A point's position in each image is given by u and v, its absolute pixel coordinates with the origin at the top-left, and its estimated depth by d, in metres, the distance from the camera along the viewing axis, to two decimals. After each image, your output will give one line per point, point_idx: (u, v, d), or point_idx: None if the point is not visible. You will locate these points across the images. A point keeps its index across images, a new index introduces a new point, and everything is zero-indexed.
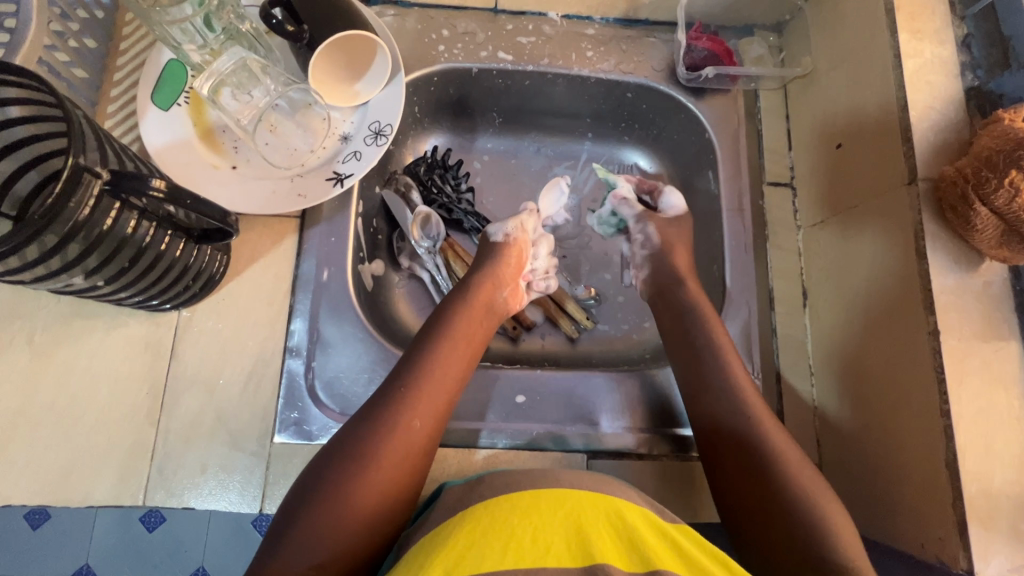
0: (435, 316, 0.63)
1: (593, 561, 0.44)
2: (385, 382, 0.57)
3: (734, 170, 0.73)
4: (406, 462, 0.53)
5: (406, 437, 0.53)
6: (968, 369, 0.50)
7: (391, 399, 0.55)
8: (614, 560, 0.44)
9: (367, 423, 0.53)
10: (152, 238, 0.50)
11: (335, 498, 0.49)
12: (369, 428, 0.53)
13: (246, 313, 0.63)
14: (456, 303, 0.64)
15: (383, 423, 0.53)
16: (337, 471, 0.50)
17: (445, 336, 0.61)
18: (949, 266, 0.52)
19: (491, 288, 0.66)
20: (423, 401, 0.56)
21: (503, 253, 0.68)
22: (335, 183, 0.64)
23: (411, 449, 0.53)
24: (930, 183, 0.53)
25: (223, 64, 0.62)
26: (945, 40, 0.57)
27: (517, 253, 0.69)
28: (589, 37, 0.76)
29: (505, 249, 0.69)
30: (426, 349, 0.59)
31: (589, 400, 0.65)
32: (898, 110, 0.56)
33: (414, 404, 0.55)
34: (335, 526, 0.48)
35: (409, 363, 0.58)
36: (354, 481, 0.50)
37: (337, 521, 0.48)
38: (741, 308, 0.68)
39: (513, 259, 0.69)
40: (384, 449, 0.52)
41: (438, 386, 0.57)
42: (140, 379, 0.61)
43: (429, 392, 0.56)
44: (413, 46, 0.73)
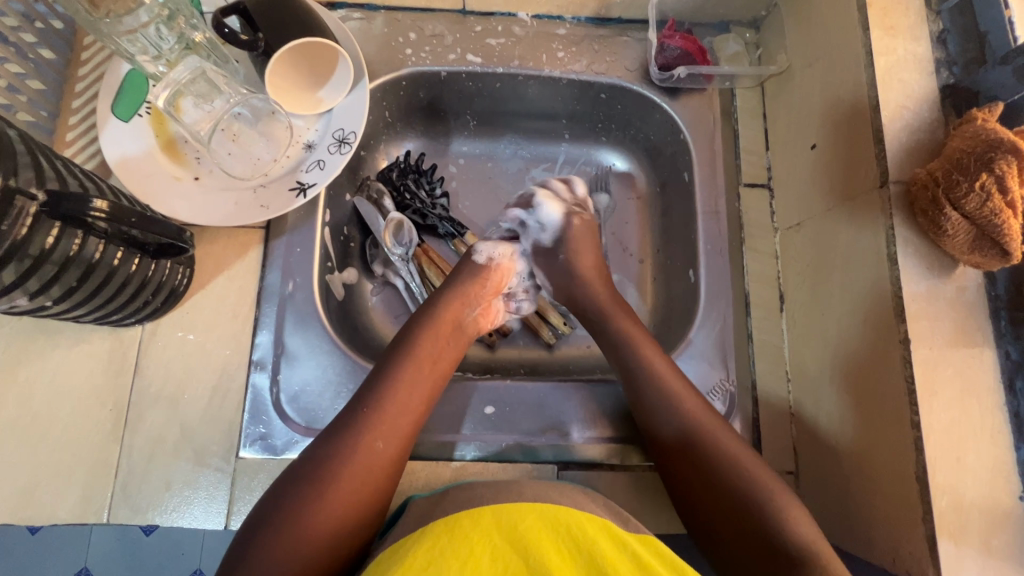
0: (403, 334, 0.62)
1: None
2: (350, 403, 0.56)
3: (710, 171, 0.71)
4: (366, 483, 0.52)
5: (367, 458, 0.53)
6: (939, 379, 0.48)
7: (353, 419, 0.54)
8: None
9: (329, 445, 0.53)
10: (103, 255, 0.49)
11: (292, 522, 0.48)
12: (329, 449, 0.52)
13: (210, 326, 0.63)
14: (425, 321, 0.63)
15: (344, 443, 0.53)
16: (295, 494, 0.50)
17: (411, 355, 0.60)
18: (921, 272, 0.50)
19: (462, 307, 0.66)
20: (387, 423, 0.55)
21: (477, 273, 0.68)
22: (298, 193, 0.63)
23: (372, 470, 0.52)
24: (902, 186, 0.52)
25: (181, 74, 0.62)
26: (920, 36, 0.55)
27: (496, 276, 0.69)
28: (560, 37, 0.74)
29: (483, 270, 0.69)
30: (391, 369, 0.58)
31: (561, 410, 0.64)
32: (870, 110, 0.54)
33: (377, 426, 0.54)
34: (294, 550, 0.47)
35: (374, 383, 0.57)
36: (313, 504, 0.49)
37: (293, 544, 0.47)
38: (716, 313, 0.67)
39: (488, 280, 0.68)
40: (344, 471, 0.51)
41: (400, 407, 0.56)
42: (104, 395, 0.60)
43: (392, 413, 0.55)
44: (379, 50, 0.72)
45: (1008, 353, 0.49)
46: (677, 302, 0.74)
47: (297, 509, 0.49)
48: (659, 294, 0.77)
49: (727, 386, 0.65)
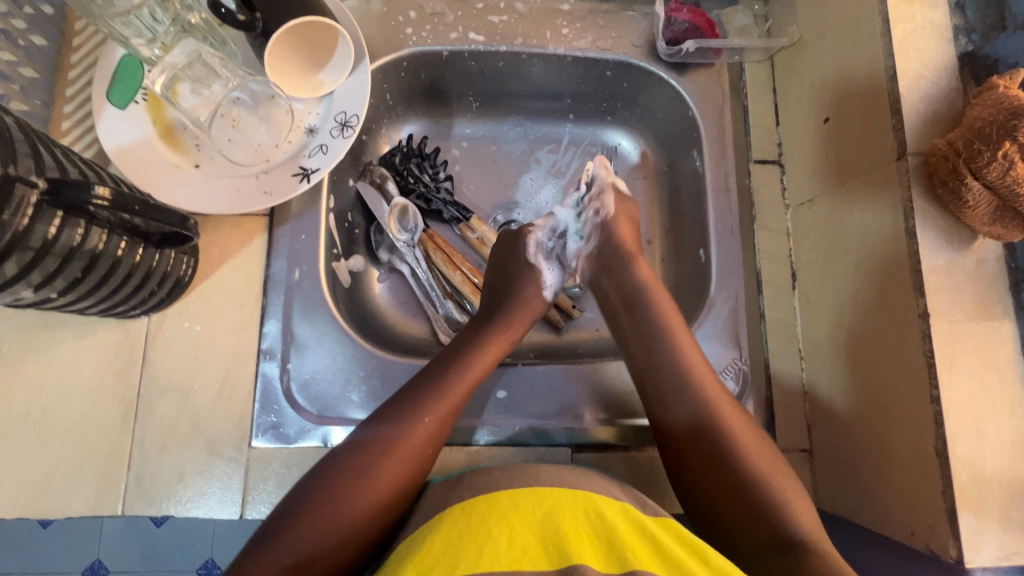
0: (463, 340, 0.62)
1: (569, 563, 0.42)
2: (406, 399, 0.55)
3: (719, 148, 0.70)
4: (409, 482, 0.52)
5: (413, 459, 0.52)
6: (959, 353, 0.48)
7: (410, 417, 0.54)
8: (592, 559, 0.43)
9: (379, 441, 0.52)
10: (106, 245, 0.48)
11: (327, 507, 0.48)
12: (379, 444, 0.52)
13: (218, 316, 0.62)
14: (485, 330, 0.63)
15: (396, 440, 0.52)
16: (335, 483, 0.49)
17: (470, 364, 0.59)
18: (940, 245, 0.49)
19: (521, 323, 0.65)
20: (439, 428, 0.55)
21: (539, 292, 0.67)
22: (301, 179, 0.62)
23: (416, 470, 0.52)
24: (920, 158, 0.50)
25: (177, 58, 0.60)
26: (937, 2, 0.53)
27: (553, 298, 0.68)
28: (564, 13, 0.72)
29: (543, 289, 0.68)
30: (449, 373, 0.58)
31: (574, 392, 0.64)
32: (887, 81, 0.53)
33: (430, 431, 0.54)
34: (332, 533, 0.47)
35: (434, 384, 0.56)
36: (353, 495, 0.49)
37: (323, 532, 0.47)
38: (728, 293, 0.66)
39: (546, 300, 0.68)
40: (392, 467, 0.51)
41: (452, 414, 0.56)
42: (113, 388, 0.60)
43: (446, 418, 0.56)
44: (379, 30, 0.70)
45: None
46: (687, 282, 0.73)
47: (337, 496, 0.49)
48: (668, 274, 0.76)
49: (740, 365, 0.64)
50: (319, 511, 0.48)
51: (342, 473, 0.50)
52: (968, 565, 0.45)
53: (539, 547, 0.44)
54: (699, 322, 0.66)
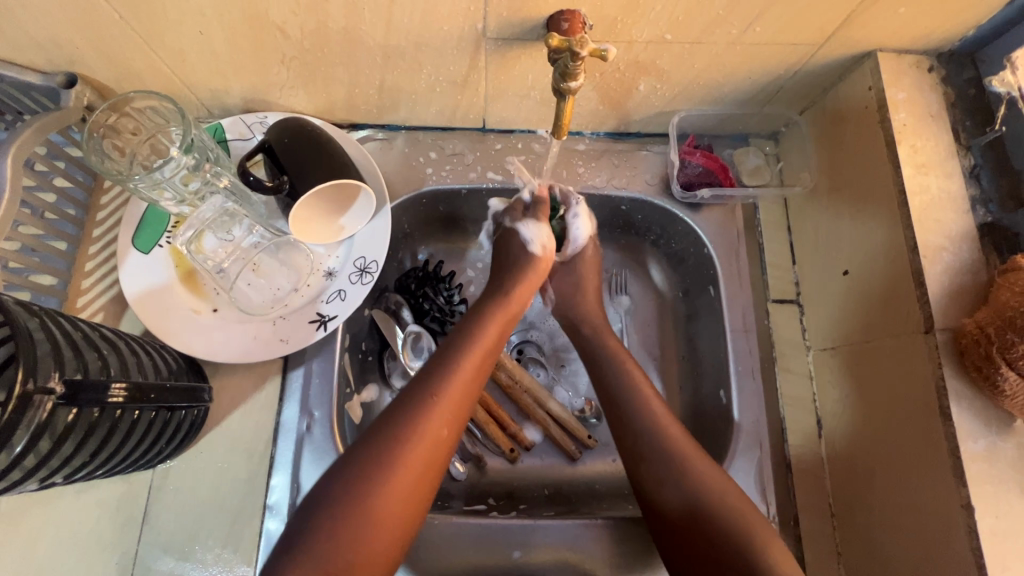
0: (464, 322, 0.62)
1: None
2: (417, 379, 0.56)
3: (736, 287, 0.70)
4: (433, 462, 0.52)
5: (434, 447, 0.52)
6: (1010, 551, 0.45)
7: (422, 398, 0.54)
8: None
9: (395, 423, 0.52)
10: (118, 425, 0.47)
11: (356, 502, 0.48)
12: (396, 434, 0.51)
13: (224, 466, 0.60)
14: (484, 314, 0.63)
15: (411, 423, 0.52)
16: (360, 473, 0.49)
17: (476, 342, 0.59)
18: (979, 430, 0.47)
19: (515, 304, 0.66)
20: (453, 406, 0.54)
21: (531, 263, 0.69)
22: (318, 326, 0.62)
23: (438, 452, 0.52)
24: (949, 334, 0.49)
25: (206, 213, 0.63)
26: (952, 172, 0.54)
27: (544, 265, 0.70)
28: (580, 153, 0.74)
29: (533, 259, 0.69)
30: (459, 353, 0.58)
31: (592, 554, 0.61)
32: (908, 251, 0.53)
33: (445, 409, 0.54)
34: (364, 526, 0.47)
35: (440, 362, 0.57)
36: (377, 486, 0.49)
37: (362, 523, 0.47)
38: (751, 443, 0.64)
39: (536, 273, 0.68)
40: (415, 449, 0.51)
41: (462, 389, 0.56)
42: (110, 547, 0.57)
43: (460, 395, 0.55)
44: (400, 169, 0.72)
45: None
46: (707, 422, 0.71)
47: (366, 488, 0.48)
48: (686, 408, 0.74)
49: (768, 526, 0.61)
50: (355, 505, 0.48)
51: (367, 463, 0.49)
52: None
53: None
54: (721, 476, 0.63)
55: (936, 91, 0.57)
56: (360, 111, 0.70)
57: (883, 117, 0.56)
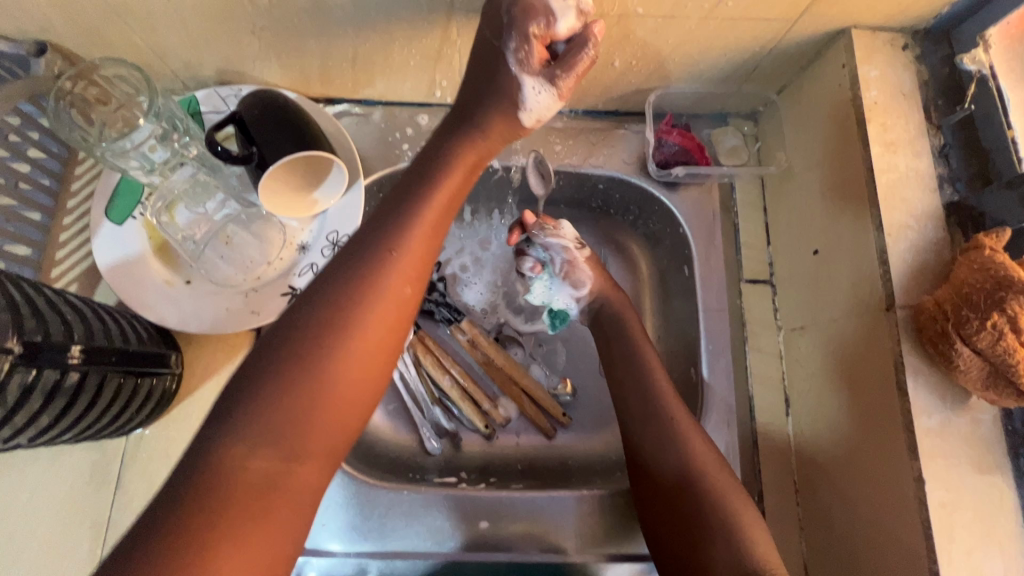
0: (389, 212, 0.50)
1: None
2: (326, 283, 0.46)
3: (710, 267, 0.70)
4: (348, 395, 0.44)
5: (348, 379, 0.44)
6: (957, 523, 0.46)
7: (331, 313, 0.44)
8: None
9: (295, 346, 0.42)
10: (85, 386, 0.47)
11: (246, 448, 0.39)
12: (305, 373, 0.42)
13: (197, 435, 0.61)
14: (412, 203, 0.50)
15: (317, 346, 0.43)
16: (253, 412, 0.40)
17: (400, 248, 0.48)
18: (934, 405, 0.48)
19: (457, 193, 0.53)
20: (375, 329, 0.45)
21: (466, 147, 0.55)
22: (289, 299, 0.62)
23: (357, 384, 0.44)
24: (908, 311, 0.50)
25: (177, 184, 0.64)
26: (921, 151, 0.54)
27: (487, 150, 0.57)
28: (557, 130, 0.74)
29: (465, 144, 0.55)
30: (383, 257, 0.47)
31: (558, 525, 0.62)
32: (873, 229, 0.53)
33: (365, 332, 0.45)
34: (261, 480, 0.39)
35: (357, 264, 0.46)
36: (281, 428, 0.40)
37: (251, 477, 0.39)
38: (718, 418, 0.65)
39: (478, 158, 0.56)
40: (324, 382, 0.42)
41: (381, 302, 0.46)
42: (83, 512, 0.58)
43: (379, 312, 0.45)
44: (376, 145, 0.72)
45: None
46: None
47: (264, 433, 0.40)
48: None
49: None
50: (246, 459, 0.39)
51: (264, 403, 0.40)
52: None
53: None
54: None
55: (909, 70, 0.57)
56: (335, 85, 0.69)
57: (855, 95, 0.56)
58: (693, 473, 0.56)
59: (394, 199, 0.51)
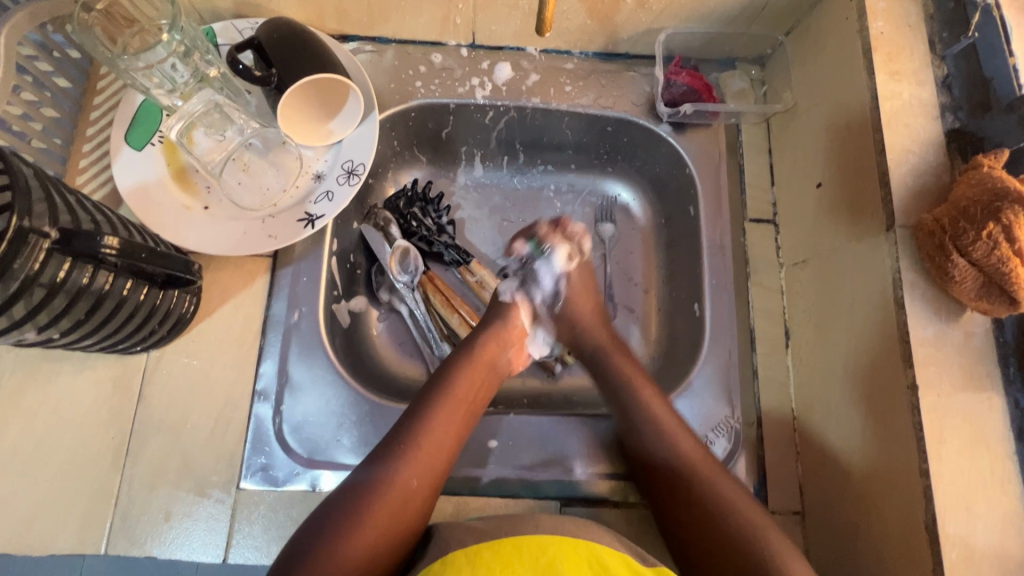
0: (438, 375, 0.62)
1: None
2: (388, 438, 0.56)
3: (715, 206, 0.72)
4: (404, 514, 0.53)
5: (406, 499, 0.54)
6: (948, 426, 0.48)
7: (392, 458, 0.55)
8: None
9: (368, 484, 0.53)
10: (112, 287, 0.50)
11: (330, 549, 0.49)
12: (383, 468, 0.54)
13: (215, 354, 0.63)
14: (461, 363, 0.63)
15: (381, 485, 0.53)
16: (335, 533, 0.50)
17: (445, 405, 0.59)
18: (929, 317, 0.50)
19: (499, 348, 0.66)
20: (426, 463, 0.56)
21: (506, 314, 0.67)
22: (306, 224, 0.63)
23: (407, 511, 0.53)
24: (908, 231, 0.52)
25: (194, 107, 0.63)
26: (925, 80, 0.55)
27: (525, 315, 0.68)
28: (568, 72, 0.75)
29: (511, 309, 0.67)
30: (435, 402, 0.59)
31: (565, 446, 0.64)
32: (876, 154, 0.54)
33: (417, 466, 0.55)
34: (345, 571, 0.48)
35: (414, 423, 0.57)
36: (350, 539, 0.50)
37: (340, 550, 0.49)
38: (720, 348, 0.67)
39: (519, 320, 0.67)
40: (382, 506, 0.52)
41: (431, 445, 0.57)
42: (105, 424, 0.60)
43: (430, 449, 0.56)
44: (389, 82, 0.73)
45: (1018, 400, 0.49)
46: (681, 337, 0.73)
47: (342, 537, 0.49)
48: (663, 326, 0.77)
49: (732, 424, 0.64)
50: (336, 539, 0.49)
51: (340, 540, 0.49)
52: None
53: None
54: (692, 379, 0.66)
55: (916, 2, 0.58)
56: (350, 19, 0.70)
57: (861, 26, 0.58)
58: (691, 460, 0.58)
59: (442, 367, 0.63)
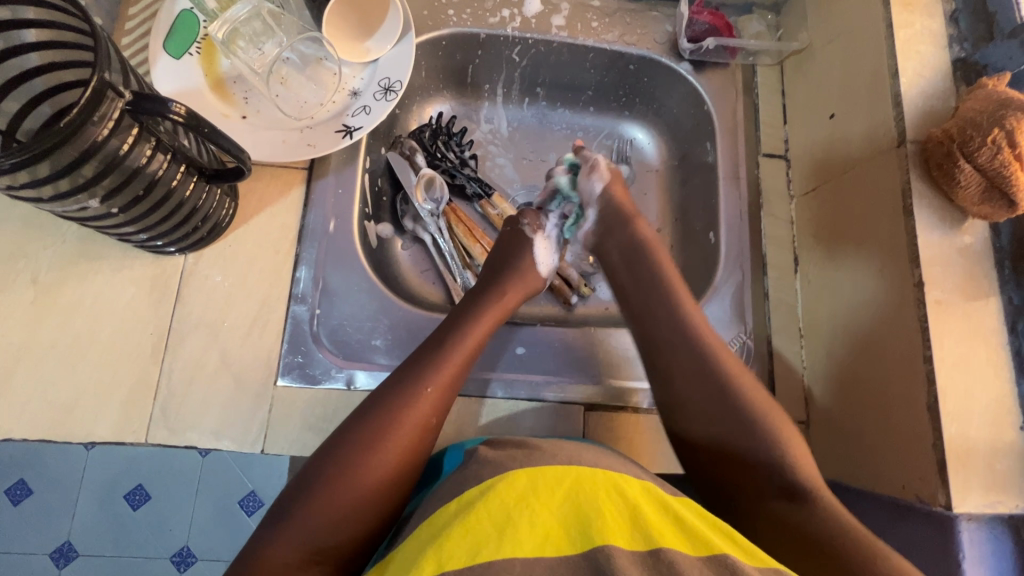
0: (453, 318, 0.63)
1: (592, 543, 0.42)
2: (400, 372, 0.57)
3: (731, 140, 0.75)
4: (414, 449, 0.53)
5: (416, 431, 0.53)
6: (948, 320, 0.52)
7: (407, 390, 0.55)
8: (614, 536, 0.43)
9: (375, 416, 0.53)
10: (165, 173, 0.52)
11: (340, 484, 0.49)
12: (396, 402, 0.54)
13: (251, 259, 0.64)
14: (474, 309, 0.64)
15: (394, 416, 0.53)
16: (341, 467, 0.50)
17: (461, 345, 0.60)
18: (934, 223, 0.54)
19: (513, 299, 0.67)
20: (439, 397, 0.56)
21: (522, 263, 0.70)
22: (344, 135, 0.65)
23: (418, 444, 0.53)
24: (917, 146, 0.56)
25: (238, 13, 0.65)
26: (935, 13, 0.60)
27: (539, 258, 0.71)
28: (595, 9, 0.78)
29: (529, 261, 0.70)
30: (450, 342, 0.59)
31: (587, 357, 0.68)
32: (889, 78, 0.59)
33: (429, 401, 0.55)
34: (350, 502, 0.49)
35: (429, 359, 0.57)
36: (358, 473, 0.50)
37: (347, 483, 0.49)
38: (734, 272, 0.71)
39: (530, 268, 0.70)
40: (395, 441, 0.52)
41: (446, 382, 0.57)
42: (145, 320, 0.61)
43: (443, 387, 0.56)
44: (423, 8, 0.75)
45: (1011, 300, 0.54)
46: (695, 266, 0.77)
47: (347, 472, 0.50)
48: (676, 258, 0.80)
49: (744, 340, 0.68)
50: (342, 471, 0.49)
51: (341, 472, 0.49)
52: (956, 511, 0.49)
53: (561, 528, 0.43)
54: (708, 298, 0.70)
55: None
56: None
57: None
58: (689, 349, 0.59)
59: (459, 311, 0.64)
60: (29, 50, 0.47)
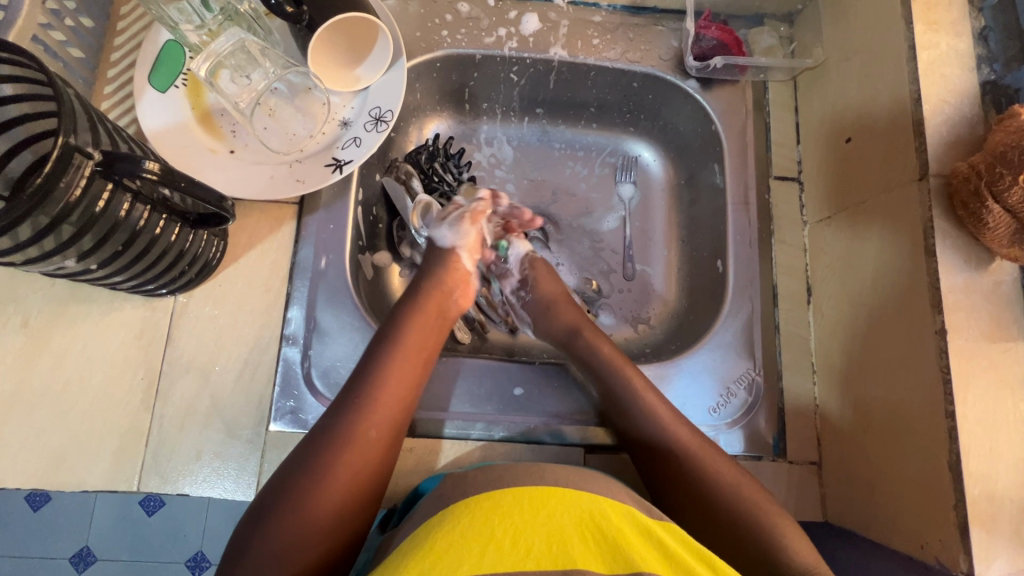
0: (391, 323, 0.60)
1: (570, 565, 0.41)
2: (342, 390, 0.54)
3: (741, 163, 0.72)
4: (363, 471, 0.51)
5: (364, 450, 0.51)
6: (972, 370, 0.49)
7: (347, 408, 0.53)
8: (592, 563, 0.42)
9: (319, 442, 0.51)
10: (147, 222, 0.50)
11: (290, 516, 0.47)
12: (337, 422, 0.52)
13: (242, 299, 0.63)
14: (410, 310, 0.61)
15: (336, 438, 0.51)
16: (288, 499, 0.48)
17: (398, 351, 0.57)
18: (959, 265, 0.51)
19: (445, 294, 0.64)
20: (383, 412, 0.53)
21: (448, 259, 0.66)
22: (334, 169, 0.63)
23: (369, 462, 0.51)
24: (942, 180, 0.52)
25: (222, 45, 0.62)
26: (962, 32, 0.55)
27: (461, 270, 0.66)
28: (596, 24, 0.75)
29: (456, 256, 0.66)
30: (386, 350, 0.57)
31: (586, 397, 0.66)
32: (911, 105, 0.54)
33: (372, 416, 0.53)
34: (303, 533, 0.47)
35: (365, 371, 0.55)
36: (308, 504, 0.48)
37: (296, 516, 0.47)
38: (744, 303, 0.68)
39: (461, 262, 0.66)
40: (337, 463, 0.50)
41: (389, 392, 0.54)
42: (135, 365, 0.60)
43: (388, 397, 0.54)
44: (416, 30, 0.72)
45: None
46: (702, 293, 0.74)
47: (296, 502, 0.48)
48: (683, 285, 0.77)
49: (753, 376, 0.65)
50: (289, 503, 0.48)
51: (291, 502, 0.48)
52: None
53: (545, 547, 0.42)
54: (714, 332, 0.67)
55: None
56: None
57: None
58: None
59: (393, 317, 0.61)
60: (9, 101, 0.45)
